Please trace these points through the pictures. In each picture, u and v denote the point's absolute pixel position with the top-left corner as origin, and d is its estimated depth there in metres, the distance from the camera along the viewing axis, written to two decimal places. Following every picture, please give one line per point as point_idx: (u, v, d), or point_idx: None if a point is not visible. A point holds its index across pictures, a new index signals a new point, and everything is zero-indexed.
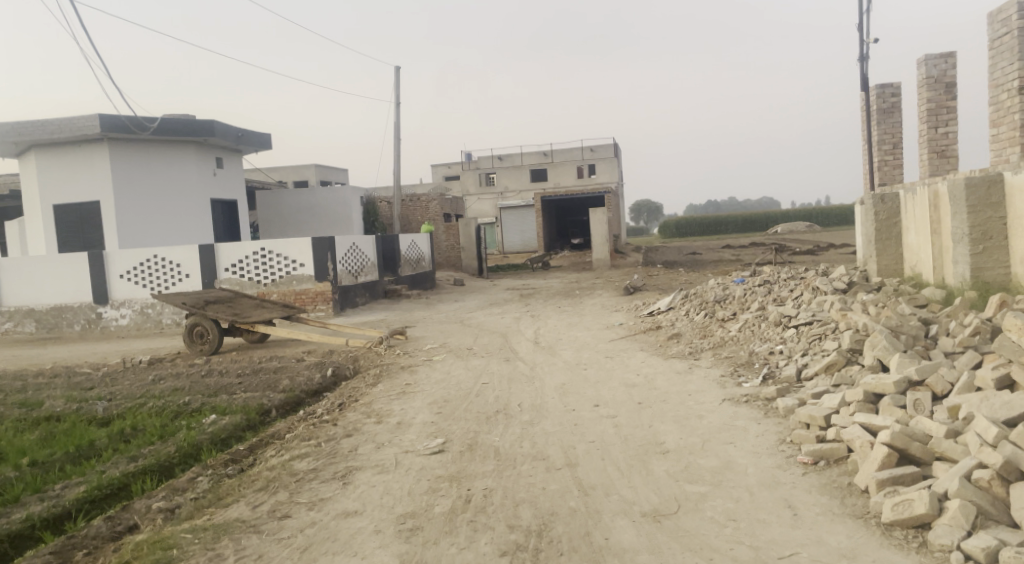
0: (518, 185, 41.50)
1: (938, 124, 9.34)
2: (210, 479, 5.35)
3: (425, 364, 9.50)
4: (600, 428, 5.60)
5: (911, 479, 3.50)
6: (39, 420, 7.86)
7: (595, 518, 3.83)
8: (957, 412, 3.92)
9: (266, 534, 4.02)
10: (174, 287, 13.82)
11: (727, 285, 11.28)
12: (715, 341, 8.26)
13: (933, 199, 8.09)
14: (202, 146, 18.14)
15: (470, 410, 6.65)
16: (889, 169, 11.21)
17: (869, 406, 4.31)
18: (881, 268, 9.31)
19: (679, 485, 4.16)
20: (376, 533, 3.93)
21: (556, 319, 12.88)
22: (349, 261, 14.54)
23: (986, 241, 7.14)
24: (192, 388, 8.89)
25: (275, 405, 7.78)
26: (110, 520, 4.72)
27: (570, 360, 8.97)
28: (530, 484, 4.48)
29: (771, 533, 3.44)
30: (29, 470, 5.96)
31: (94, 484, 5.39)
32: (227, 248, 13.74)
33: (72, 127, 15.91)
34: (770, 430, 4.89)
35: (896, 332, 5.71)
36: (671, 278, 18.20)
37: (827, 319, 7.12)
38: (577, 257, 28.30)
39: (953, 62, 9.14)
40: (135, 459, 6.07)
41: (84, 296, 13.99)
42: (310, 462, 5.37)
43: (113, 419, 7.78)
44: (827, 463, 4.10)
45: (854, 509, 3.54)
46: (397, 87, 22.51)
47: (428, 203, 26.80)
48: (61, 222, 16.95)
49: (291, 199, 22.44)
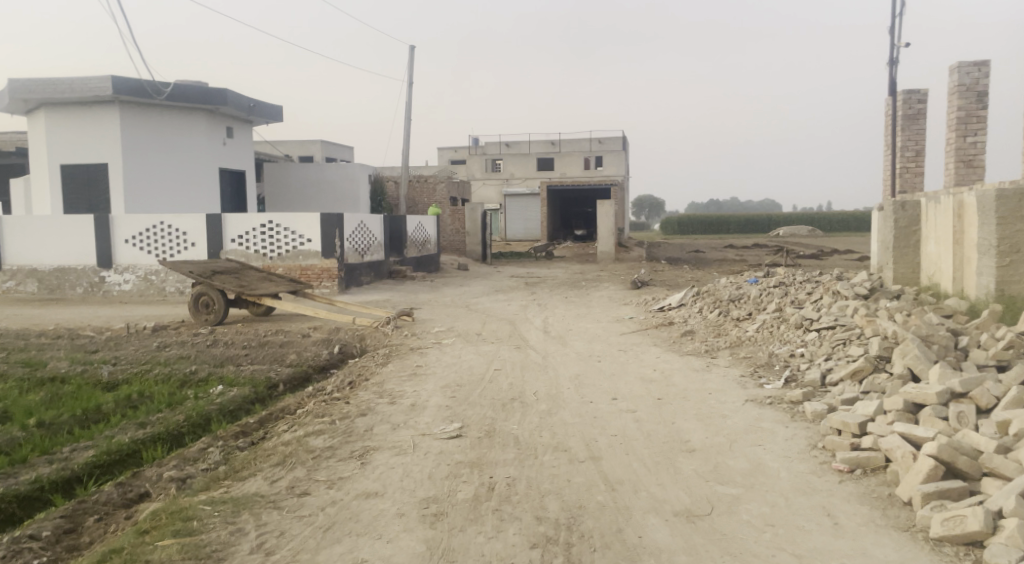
0: (524, 173, 41.33)
1: (967, 132, 9.20)
2: (222, 451, 5.25)
3: (434, 347, 9.39)
4: (621, 422, 5.49)
5: (958, 494, 3.41)
6: (43, 381, 7.76)
7: (626, 515, 3.73)
8: (1006, 428, 3.83)
9: (287, 511, 3.92)
10: (179, 255, 13.68)
11: (740, 285, 11.19)
12: (731, 341, 8.15)
13: (957, 209, 7.95)
14: (213, 115, 17.95)
15: (485, 396, 6.56)
16: (910, 176, 11.03)
17: (908, 415, 4.21)
18: (897, 276, 9.19)
19: (710, 485, 4.06)
20: (399, 516, 3.83)
21: (564, 309, 12.77)
22: (356, 239, 14.39)
23: (1014, 254, 7.02)
24: (197, 357, 8.80)
25: (282, 380, 7.68)
26: (122, 487, 4.63)
27: (581, 351, 8.87)
28: (555, 475, 4.38)
29: (813, 541, 3.34)
30: (35, 431, 5.87)
31: (103, 449, 5.30)
32: (236, 219, 13.57)
33: (83, 87, 15.72)
34: (799, 435, 4.80)
35: (927, 341, 5.62)
36: (677, 275, 18.08)
37: (850, 324, 7.02)
38: (580, 248, 28.16)
39: (986, 70, 8.98)
40: (143, 425, 5.98)
41: (88, 259, 13.84)
42: (325, 439, 5.26)
43: (119, 383, 7.68)
44: (864, 472, 4.01)
45: (898, 522, 3.45)
46: (411, 65, 22.25)
47: (436, 185, 26.65)
48: (68, 182, 16.76)
49: (299, 173, 22.26)
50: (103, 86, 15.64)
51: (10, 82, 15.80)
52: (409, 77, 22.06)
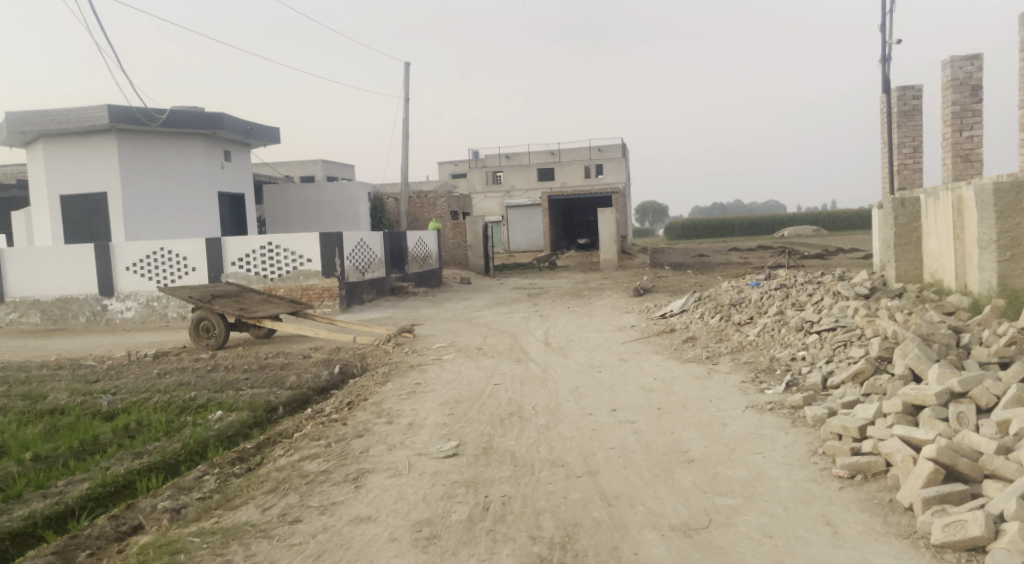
0: (524, 184, 41.44)
1: (963, 127, 9.12)
2: (217, 479, 5.20)
3: (435, 363, 9.33)
4: (620, 434, 5.42)
5: (960, 497, 3.33)
6: (42, 413, 7.71)
7: (622, 531, 3.65)
8: (1007, 427, 3.76)
9: (277, 540, 3.85)
10: (179, 280, 13.67)
11: (741, 288, 11.10)
12: (732, 345, 8.06)
13: (957, 204, 7.86)
14: (210, 139, 18.02)
15: (483, 412, 6.49)
16: (909, 172, 10.98)
17: (908, 418, 4.12)
18: (900, 274, 9.10)
19: (708, 497, 3.98)
20: (391, 541, 3.76)
21: (566, 320, 12.69)
22: (356, 257, 14.36)
23: (1015, 248, 6.93)
24: (197, 383, 8.74)
25: (281, 403, 7.62)
26: (115, 519, 4.58)
27: (582, 362, 8.80)
28: (551, 492, 4.30)
29: (811, 552, 3.26)
30: (31, 466, 5.82)
31: (98, 481, 5.25)
32: (235, 242, 13.58)
33: (80, 117, 15.80)
34: (800, 441, 4.71)
35: (928, 340, 5.52)
36: (680, 280, 18.00)
37: (851, 325, 6.93)
38: (583, 257, 28.12)
39: (979, 64, 8.90)
40: (140, 455, 5.93)
41: (90, 288, 13.85)
42: (319, 464, 5.19)
43: (118, 413, 7.63)
44: (864, 478, 3.92)
45: (899, 529, 3.37)
46: (407, 83, 22.34)
47: (436, 199, 26.69)
48: (68, 212, 16.82)
49: (298, 193, 22.30)
50: (99, 115, 15.71)
51: (7, 116, 15.89)
52: (406, 95, 22.13)
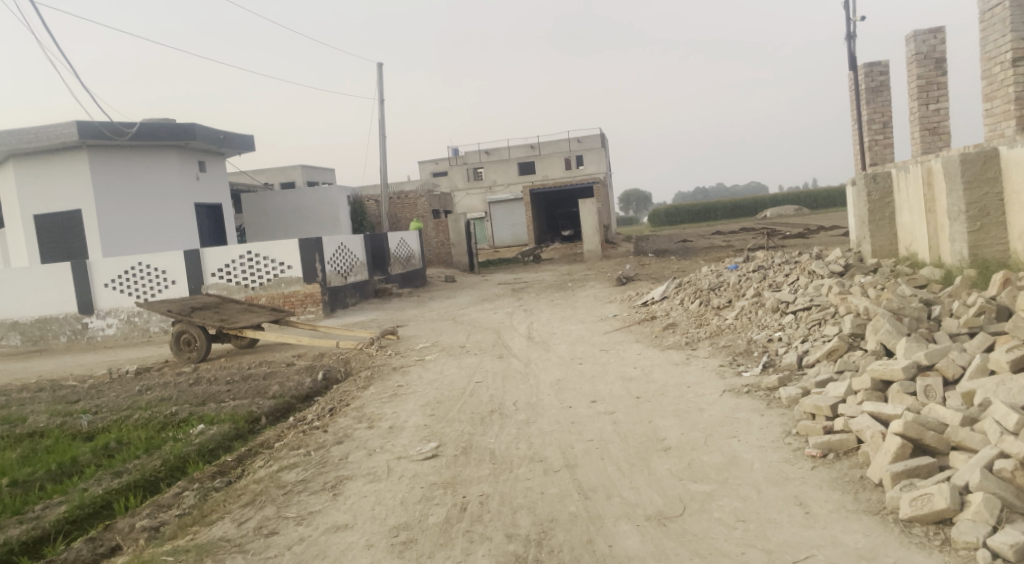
0: (506, 179, 41.40)
1: (929, 100, 9.16)
2: (197, 494, 5.16)
3: (417, 365, 9.26)
4: (598, 426, 5.41)
5: (927, 471, 3.36)
6: (21, 437, 7.61)
7: (597, 524, 3.65)
8: (972, 398, 3.81)
9: (252, 554, 3.83)
10: (159, 294, 13.53)
11: (720, 272, 11.13)
12: (711, 330, 8.07)
13: (927, 177, 7.91)
14: (183, 150, 17.88)
15: (463, 411, 6.47)
16: (880, 148, 11.03)
17: (877, 393, 4.16)
18: (875, 250, 9.14)
19: (683, 483, 3.99)
20: (368, 548, 3.75)
21: (548, 313, 12.68)
22: (337, 261, 14.28)
23: (983, 218, 6.97)
24: (179, 398, 8.64)
25: (264, 413, 7.55)
26: (92, 541, 4.52)
27: (564, 355, 8.80)
28: (528, 488, 4.30)
29: (783, 534, 3.28)
30: (8, 491, 5.75)
31: (75, 503, 5.20)
32: (213, 252, 13.45)
33: (48, 135, 15.58)
34: (774, 422, 4.73)
35: (899, 315, 5.55)
36: (662, 267, 18.03)
37: (826, 303, 6.95)
38: (567, 248, 28.15)
39: (941, 36, 8.94)
40: (118, 475, 5.86)
41: (69, 307, 13.71)
42: (299, 473, 5.16)
43: (99, 432, 7.55)
44: (837, 456, 3.94)
45: (869, 505, 3.39)
46: (380, 83, 22.21)
47: (417, 199, 26.57)
48: (42, 232, 16.62)
49: (277, 200, 22.14)
50: (68, 132, 15.48)
51: None
52: (379, 95, 22.01)
